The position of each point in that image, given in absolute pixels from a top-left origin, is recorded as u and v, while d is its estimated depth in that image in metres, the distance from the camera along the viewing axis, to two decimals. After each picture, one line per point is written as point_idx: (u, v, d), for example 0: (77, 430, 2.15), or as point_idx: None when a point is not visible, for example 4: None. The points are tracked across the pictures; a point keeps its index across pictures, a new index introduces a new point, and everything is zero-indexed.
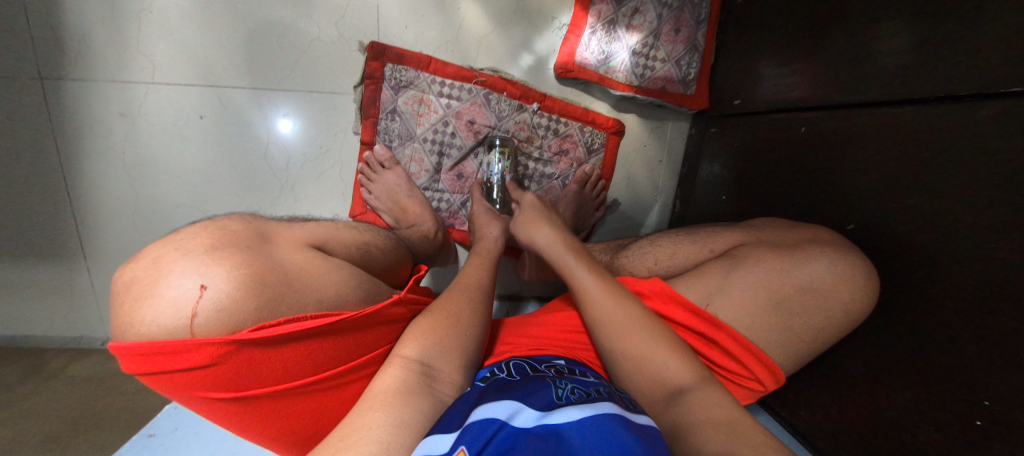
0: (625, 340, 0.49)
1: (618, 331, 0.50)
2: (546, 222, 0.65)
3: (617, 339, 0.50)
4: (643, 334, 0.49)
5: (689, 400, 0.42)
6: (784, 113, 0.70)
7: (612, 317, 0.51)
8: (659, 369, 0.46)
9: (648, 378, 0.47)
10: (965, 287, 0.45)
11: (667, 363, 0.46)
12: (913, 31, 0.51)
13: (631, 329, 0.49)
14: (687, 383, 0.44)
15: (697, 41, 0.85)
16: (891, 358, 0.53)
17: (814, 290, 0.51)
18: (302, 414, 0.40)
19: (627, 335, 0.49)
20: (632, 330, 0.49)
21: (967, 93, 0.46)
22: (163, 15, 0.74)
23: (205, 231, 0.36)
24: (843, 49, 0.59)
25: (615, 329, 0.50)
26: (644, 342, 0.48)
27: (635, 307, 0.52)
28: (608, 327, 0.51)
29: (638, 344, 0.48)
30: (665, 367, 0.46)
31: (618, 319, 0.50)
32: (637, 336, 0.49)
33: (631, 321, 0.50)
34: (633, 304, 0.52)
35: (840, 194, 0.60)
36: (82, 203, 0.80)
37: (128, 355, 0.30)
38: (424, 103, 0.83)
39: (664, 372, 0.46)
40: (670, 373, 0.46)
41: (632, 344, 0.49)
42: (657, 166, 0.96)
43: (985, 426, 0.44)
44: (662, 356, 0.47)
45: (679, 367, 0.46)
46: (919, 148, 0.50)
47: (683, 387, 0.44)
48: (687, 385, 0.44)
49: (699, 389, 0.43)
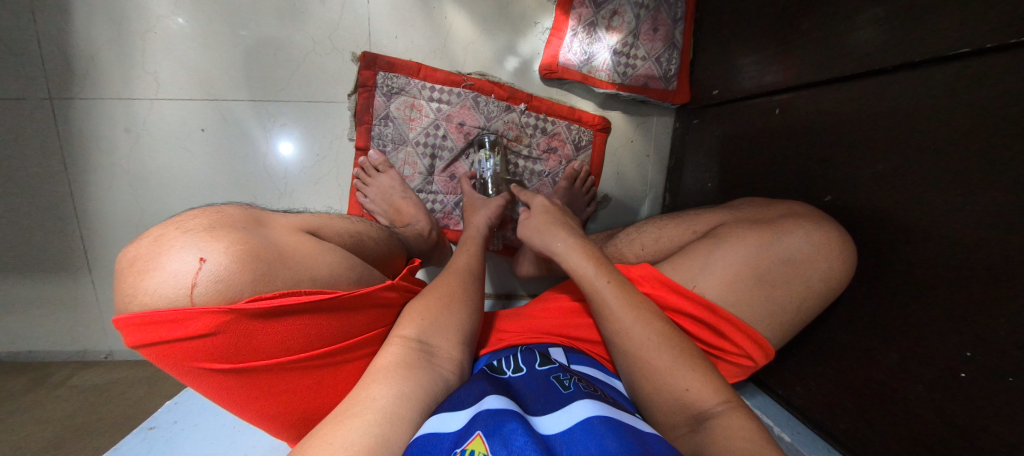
0: (645, 360, 0.50)
1: (638, 349, 0.50)
2: (562, 229, 0.63)
3: (638, 361, 0.50)
4: (663, 351, 0.49)
5: (712, 429, 0.43)
6: (759, 99, 0.73)
7: (634, 335, 0.51)
8: (678, 390, 0.47)
9: (668, 397, 0.47)
10: (940, 243, 0.47)
11: (686, 385, 0.47)
12: (871, 8, 0.54)
13: (651, 347, 0.50)
14: (711, 409, 0.45)
15: (675, 38, 0.89)
16: (876, 322, 0.54)
17: (794, 259, 0.53)
18: (298, 392, 0.42)
19: (648, 352, 0.50)
20: (652, 347, 0.50)
21: (921, 60, 0.49)
22: (166, 36, 0.78)
23: (204, 214, 0.38)
24: (808, 32, 0.63)
25: (635, 345, 0.51)
26: (667, 361, 0.48)
27: (653, 320, 0.52)
28: (636, 351, 0.50)
29: (659, 362, 0.49)
30: (683, 390, 0.47)
31: (638, 336, 0.51)
32: (658, 355, 0.49)
33: (653, 342, 0.50)
34: (653, 319, 0.52)
35: (816, 169, 0.62)
36: (87, 217, 0.83)
37: (131, 325, 0.32)
38: (415, 108, 0.87)
39: (686, 395, 0.46)
40: (693, 397, 0.46)
41: (653, 364, 0.49)
42: (644, 160, 0.99)
43: (969, 376, 0.45)
44: (682, 377, 0.47)
45: (699, 390, 0.46)
46: (884, 117, 0.52)
47: (707, 411, 0.45)
48: (712, 409, 0.45)
49: (723, 414, 0.44)
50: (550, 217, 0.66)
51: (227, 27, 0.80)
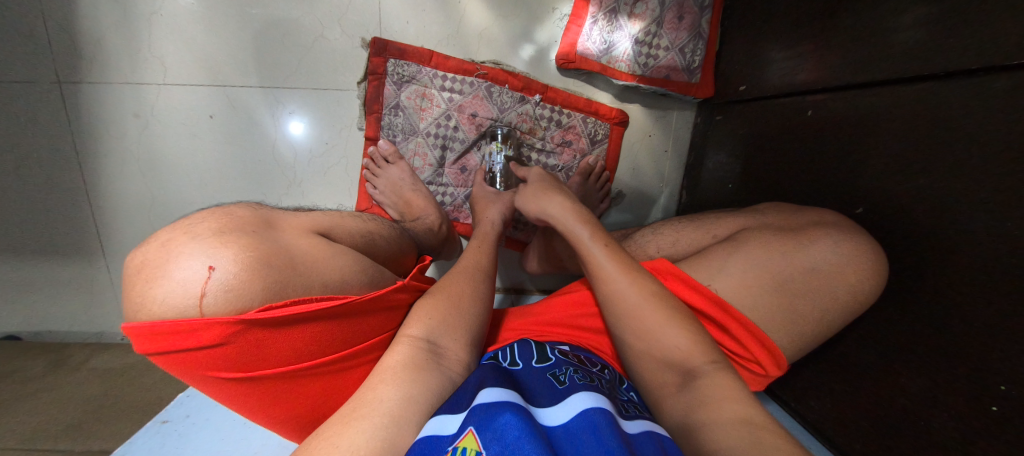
0: (636, 320, 0.49)
1: (630, 308, 0.49)
2: (556, 193, 0.63)
3: (629, 320, 0.49)
4: (655, 311, 0.48)
5: (700, 386, 0.43)
6: (790, 98, 0.69)
7: (624, 294, 0.50)
8: (669, 349, 0.46)
9: (658, 356, 0.47)
10: (982, 265, 0.44)
11: (676, 344, 0.46)
12: (924, 6, 0.50)
13: (642, 308, 0.49)
14: (698, 367, 0.44)
15: (701, 28, 0.84)
16: (902, 340, 0.52)
17: (820, 272, 0.51)
18: (308, 396, 0.42)
19: (639, 313, 0.49)
20: (644, 308, 0.49)
21: (978, 67, 0.45)
22: (173, 18, 0.76)
23: (213, 216, 0.37)
24: (850, 28, 0.59)
25: (627, 305, 0.49)
26: (658, 320, 0.48)
27: (645, 282, 0.51)
28: (621, 307, 0.50)
29: (651, 323, 0.48)
30: (673, 349, 0.46)
31: (630, 298, 0.49)
32: (649, 315, 0.48)
33: (645, 303, 0.49)
34: (645, 281, 0.51)
35: (848, 178, 0.59)
36: (100, 203, 0.83)
37: (141, 335, 0.32)
38: (426, 97, 0.84)
39: (673, 353, 0.46)
40: (682, 355, 0.45)
41: (644, 323, 0.48)
42: (662, 156, 0.96)
43: (1000, 410, 0.43)
44: (671, 336, 0.46)
45: (688, 348, 0.45)
46: (930, 126, 0.49)
47: (696, 369, 0.44)
48: (700, 368, 0.44)
49: (711, 373, 0.43)
50: (544, 184, 0.66)
51: (235, 9, 0.77)
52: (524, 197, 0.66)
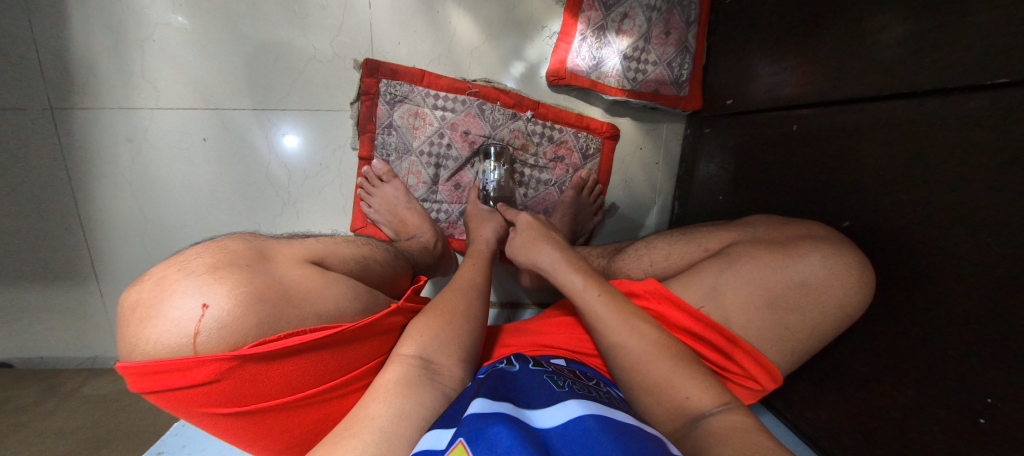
0: (642, 370, 0.48)
1: (635, 359, 0.49)
2: (546, 242, 0.64)
3: (635, 369, 0.49)
4: (659, 360, 0.48)
5: (713, 427, 0.41)
6: (777, 112, 0.71)
7: (625, 348, 0.50)
8: (678, 396, 0.45)
9: (667, 403, 0.45)
10: (966, 277, 0.45)
11: (686, 392, 0.45)
12: (900, 25, 0.52)
13: (649, 358, 0.49)
14: (710, 409, 0.43)
15: (688, 43, 0.86)
16: (892, 351, 0.53)
17: (809, 286, 0.52)
18: (302, 427, 0.42)
19: (646, 363, 0.48)
20: (649, 359, 0.48)
21: (954, 85, 0.47)
22: (165, 43, 0.77)
23: (207, 251, 0.37)
24: (832, 45, 0.60)
25: (630, 358, 0.49)
26: (664, 366, 0.47)
27: (645, 328, 0.51)
28: (624, 358, 0.50)
29: (655, 370, 0.48)
30: (684, 396, 0.45)
31: (631, 349, 0.50)
32: (655, 366, 0.48)
33: (648, 354, 0.49)
34: (647, 331, 0.51)
35: (834, 192, 0.60)
36: (93, 227, 0.83)
37: (134, 374, 0.32)
38: (419, 116, 0.85)
39: (685, 401, 0.45)
40: (693, 402, 0.44)
41: (652, 373, 0.48)
42: (654, 168, 0.97)
43: (987, 423, 0.44)
44: (681, 384, 0.46)
45: (698, 395, 0.45)
46: (912, 142, 0.50)
47: (708, 413, 0.43)
48: (711, 410, 0.43)
49: (723, 413, 0.42)
50: (535, 231, 0.67)
51: (228, 34, 0.78)
52: (518, 247, 0.67)
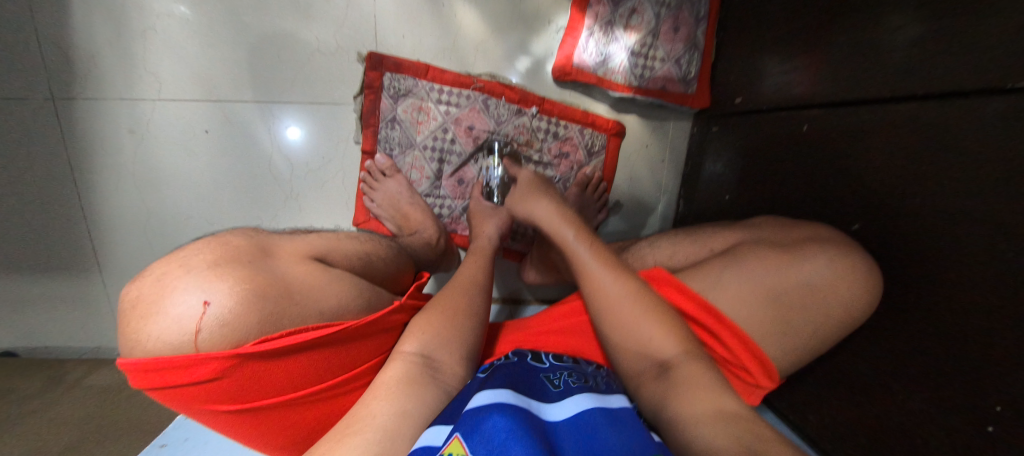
0: (614, 310, 0.49)
1: (612, 300, 0.49)
2: (543, 194, 0.62)
3: (610, 310, 0.49)
4: (638, 305, 0.48)
5: (675, 377, 0.44)
6: (787, 111, 0.70)
7: (607, 290, 0.50)
8: (644, 339, 0.47)
9: (634, 348, 0.47)
10: (976, 284, 0.45)
11: (652, 335, 0.47)
12: (917, 25, 0.50)
13: (622, 300, 0.49)
14: (673, 357, 0.45)
15: (697, 39, 0.84)
16: (899, 356, 0.52)
17: (817, 289, 0.51)
18: (304, 423, 0.41)
19: (619, 306, 0.49)
20: (625, 300, 0.49)
21: (972, 89, 0.46)
22: (167, 33, 0.76)
23: (208, 247, 0.37)
24: (846, 44, 0.59)
25: (607, 298, 0.50)
26: (636, 309, 0.48)
27: (628, 278, 0.51)
28: (603, 299, 0.50)
29: (630, 315, 0.48)
30: (649, 339, 0.47)
31: (613, 291, 0.50)
32: (629, 309, 0.48)
33: (626, 296, 0.49)
34: (629, 277, 0.51)
35: (844, 194, 0.60)
36: (96, 219, 0.82)
37: (136, 370, 0.32)
38: (423, 111, 0.84)
39: (650, 345, 0.47)
40: (657, 346, 0.46)
41: (624, 317, 0.48)
42: (659, 166, 0.96)
43: (994, 431, 0.43)
44: (648, 328, 0.47)
45: (665, 340, 0.46)
46: (927, 146, 0.49)
47: (670, 360, 0.45)
48: (673, 358, 0.45)
49: (685, 363, 0.44)
50: (533, 184, 0.65)
51: (230, 24, 0.77)
52: (512, 199, 0.65)
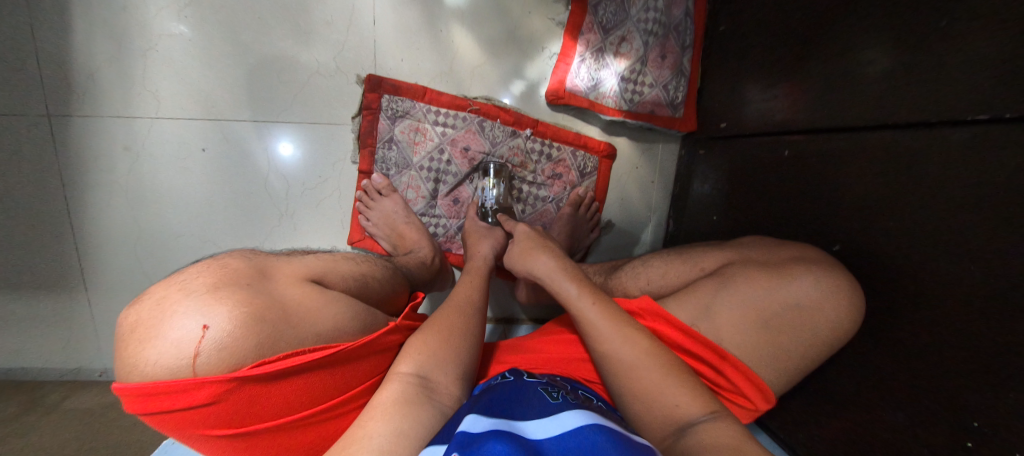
0: (632, 375, 0.49)
1: (626, 364, 0.50)
2: (542, 251, 0.65)
3: (625, 374, 0.50)
4: (654, 367, 0.49)
5: (699, 435, 0.42)
6: (769, 137, 0.73)
7: (619, 353, 0.51)
8: (668, 403, 0.46)
9: (658, 412, 0.46)
10: (952, 304, 0.47)
11: (676, 399, 0.46)
12: (886, 60, 0.54)
13: (636, 364, 0.49)
14: (698, 418, 0.44)
15: (683, 66, 0.88)
16: (882, 374, 0.54)
17: (801, 309, 0.53)
18: (296, 448, 0.41)
19: (636, 371, 0.49)
20: (639, 362, 0.49)
21: (938, 120, 0.49)
22: (168, 54, 0.77)
23: (207, 270, 0.37)
24: (822, 75, 0.63)
25: (622, 363, 0.50)
26: (654, 374, 0.48)
27: (637, 338, 0.52)
28: (614, 359, 0.51)
29: (648, 380, 0.48)
30: (673, 403, 0.46)
31: (625, 353, 0.50)
32: (644, 371, 0.49)
33: (640, 359, 0.49)
34: (637, 334, 0.52)
35: (826, 217, 0.62)
36: (85, 236, 0.82)
37: (129, 395, 0.31)
38: (420, 132, 0.86)
39: (675, 409, 0.45)
40: (682, 410, 0.45)
41: (644, 381, 0.48)
42: (649, 186, 0.99)
43: (976, 447, 0.45)
44: (669, 391, 0.46)
45: (687, 402, 0.45)
46: (899, 172, 0.53)
47: (695, 421, 0.44)
48: (699, 419, 0.44)
49: (709, 423, 0.43)
50: (532, 240, 0.68)
51: (232, 46, 0.78)
52: (513, 256, 0.68)
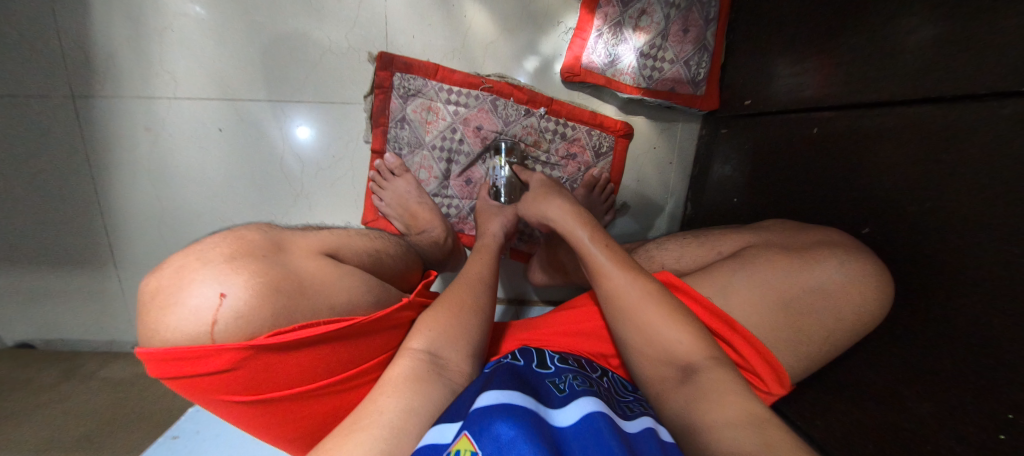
0: (638, 316, 0.49)
1: (629, 301, 0.49)
2: (556, 197, 0.63)
3: (628, 311, 0.49)
4: (655, 306, 0.48)
5: (699, 381, 0.43)
6: (799, 113, 0.69)
7: (624, 290, 0.50)
8: (671, 344, 0.47)
9: (658, 351, 0.47)
10: (990, 289, 0.44)
11: (678, 339, 0.46)
12: (930, 27, 0.50)
13: (644, 306, 0.48)
14: (699, 362, 0.45)
15: (706, 40, 0.84)
16: (908, 360, 0.52)
17: (824, 292, 0.51)
18: (312, 416, 0.42)
19: (639, 307, 0.49)
20: (647, 305, 0.49)
21: (985, 92, 0.46)
22: (183, 32, 0.77)
23: (224, 241, 0.38)
24: (858, 46, 0.59)
25: (629, 302, 0.49)
26: (658, 314, 0.48)
27: (646, 280, 0.51)
28: (618, 298, 0.50)
29: (652, 317, 0.48)
30: (676, 345, 0.46)
31: (631, 291, 0.50)
32: (650, 312, 0.48)
33: (648, 301, 0.49)
34: (645, 278, 0.51)
35: (858, 198, 0.59)
36: (112, 215, 0.84)
37: (153, 359, 0.32)
38: (432, 111, 0.85)
39: (676, 349, 0.46)
40: (683, 350, 0.46)
41: (647, 323, 0.48)
42: (667, 168, 0.96)
43: (1006, 439, 0.43)
44: (671, 331, 0.47)
45: (689, 344, 0.46)
46: (940, 150, 0.49)
47: (696, 364, 0.45)
48: (700, 364, 0.45)
49: (709, 368, 0.44)
50: (546, 188, 0.67)
51: (244, 24, 0.78)
52: (526, 202, 0.67)
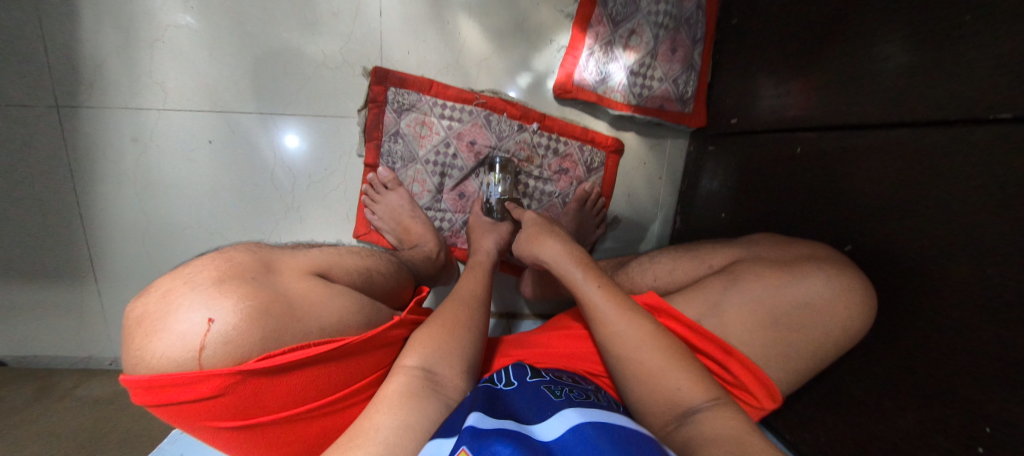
0: (637, 357, 0.49)
1: (627, 344, 0.50)
2: (551, 236, 0.64)
3: (627, 355, 0.49)
4: (654, 351, 0.48)
5: (701, 421, 0.43)
6: (783, 133, 0.72)
7: (623, 334, 0.50)
8: (670, 389, 0.46)
9: (659, 396, 0.46)
10: (965, 306, 0.46)
11: (678, 383, 0.46)
12: (904, 55, 0.53)
13: (642, 348, 0.49)
14: (700, 404, 0.44)
15: (693, 60, 0.87)
16: (890, 375, 0.54)
17: (810, 309, 0.52)
18: (302, 439, 0.41)
19: (637, 352, 0.49)
20: (644, 345, 0.49)
21: (956, 118, 0.48)
22: (174, 44, 0.77)
23: (214, 263, 0.37)
24: (837, 71, 0.61)
25: (625, 347, 0.50)
26: (658, 357, 0.48)
27: (643, 321, 0.51)
28: (617, 344, 0.50)
29: (650, 361, 0.48)
30: (675, 388, 0.46)
31: (628, 334, 0.50)
32: (649, 357, 0.48)
33: (646, 343, 0.49)
34: (642, 320, 0.51)
35: (840, 217, 0.61)
36: (94, 228, 0.82)
37: (139, 387, 0.32)
38: (426, 125, 0.85)
39: (675, 393, 0.46)
40: (684, 394, 0.45)
41: (645, 365, 0.48)
42: (657, 182, 0.98)
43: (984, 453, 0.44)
44: (671, 375, 0.47)
45: (690, 386, 0.46)
46: (916, 172, 0.51)
47: (695, 406, 0.44)
48: (701, 405, 0.44)
49: (709, 410, 0.44)
50: (539, 226, 0.67)
51: (237, 37, 0.78)
52: (522, 241, 0.67)
